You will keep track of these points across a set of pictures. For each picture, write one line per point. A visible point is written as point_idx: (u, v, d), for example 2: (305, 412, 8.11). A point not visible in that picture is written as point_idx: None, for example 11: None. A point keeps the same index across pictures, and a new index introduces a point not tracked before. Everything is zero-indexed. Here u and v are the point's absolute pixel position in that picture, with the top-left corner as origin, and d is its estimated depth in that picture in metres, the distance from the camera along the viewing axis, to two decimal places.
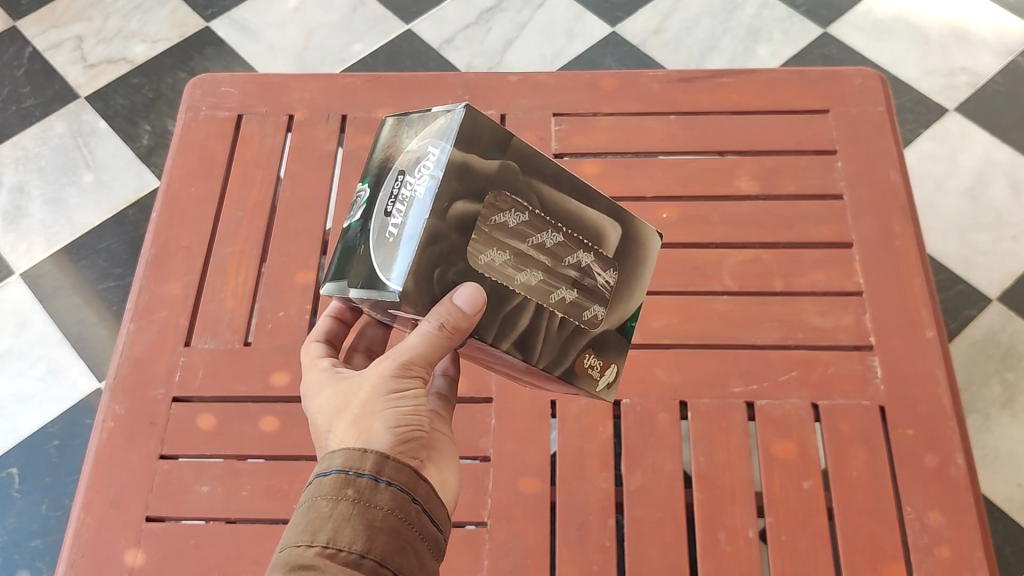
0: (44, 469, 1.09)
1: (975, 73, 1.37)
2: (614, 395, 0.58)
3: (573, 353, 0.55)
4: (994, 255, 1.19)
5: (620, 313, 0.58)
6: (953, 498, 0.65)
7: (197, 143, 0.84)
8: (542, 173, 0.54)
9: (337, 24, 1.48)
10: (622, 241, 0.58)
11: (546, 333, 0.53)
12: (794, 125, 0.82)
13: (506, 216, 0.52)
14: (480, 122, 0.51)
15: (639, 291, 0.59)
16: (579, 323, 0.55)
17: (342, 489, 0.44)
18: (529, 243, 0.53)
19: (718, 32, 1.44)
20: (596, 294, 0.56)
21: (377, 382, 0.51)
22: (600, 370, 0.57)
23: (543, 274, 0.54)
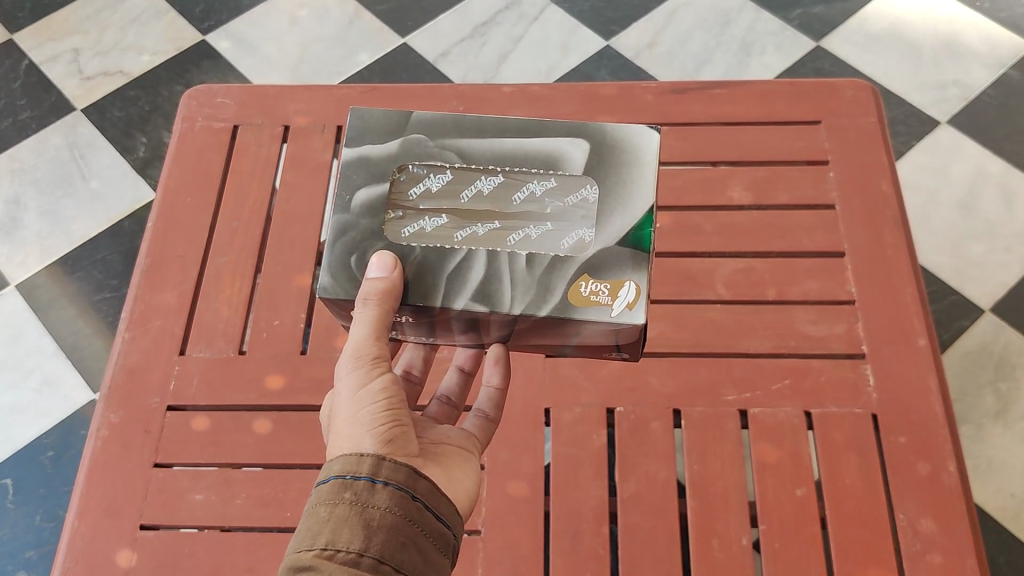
0: (38, 480, 1.09)
1: (967, 86, 1.38)
2: (641, 315, 0.53)
3: (558, 286, 0.54)
4: (987, 266, 1.20)
5: (619, 228, 0.56)
6: (945, 505, 0.65)
7: (192, 153, 0.84)
8: (453, 134, 0.60)
9: (333, 37, 1.49)
10: (589, 153, 0.59)
11: (511, 278, 0.55)
12: (786, 137, 0.83)
13: (423, 185, 0.58)
14: (369, 120, 0.60)
15: (640, 191, 0.57)
16: (558, 254, 0.55)
17: (340, 492, 0.45)
18: (464, 199, 0.58)
19: (712, 45, 1.45)
20: (575, 216, 0.57)
21: (343, 385, 0.53)
22: (611, 293, 0.54)
23: (495, 222, 0.57)
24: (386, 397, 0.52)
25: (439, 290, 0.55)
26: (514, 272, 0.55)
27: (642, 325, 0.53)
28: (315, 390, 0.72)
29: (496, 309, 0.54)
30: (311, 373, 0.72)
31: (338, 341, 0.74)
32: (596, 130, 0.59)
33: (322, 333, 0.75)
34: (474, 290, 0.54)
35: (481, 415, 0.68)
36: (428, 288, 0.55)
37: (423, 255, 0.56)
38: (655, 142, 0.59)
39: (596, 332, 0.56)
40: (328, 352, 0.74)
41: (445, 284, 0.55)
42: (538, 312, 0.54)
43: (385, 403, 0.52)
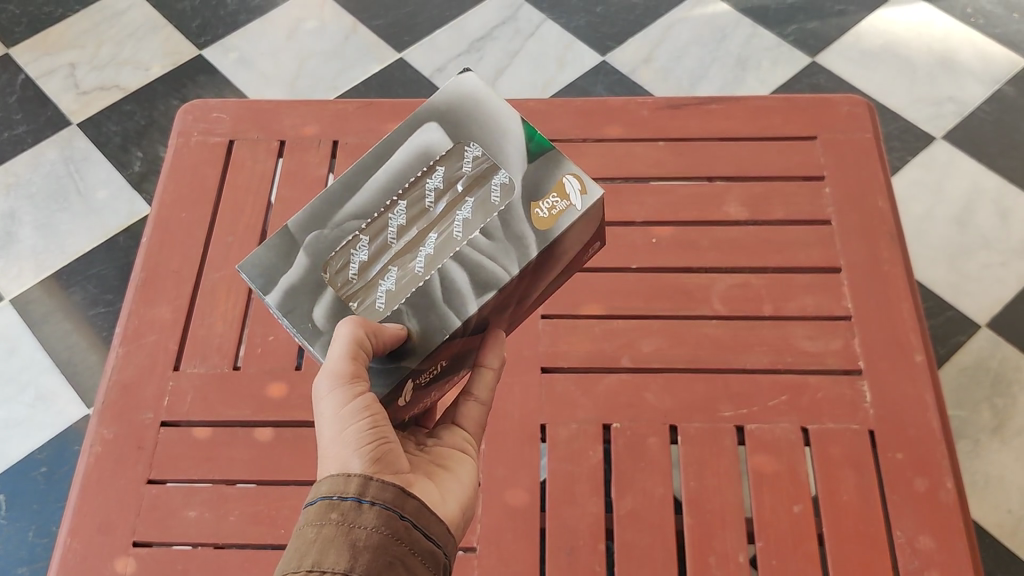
0: (32, 496, 1.08)
1: (962, 102, 1.38)
2: (595, 191, 0.58)
3: (525, 228, 0.57)
4: (984, 281, 1.20)
5: (518, 152, 0.59)
6: (943, 522, 0.64)
7: (188, 168, 0.84)
8: (333, 211, 0.59)
9: (330, 52, 1.49)
10: (443, 129, 0.62)
11: (487, 255, 0.56)
12: (782, 152, 0.83)
13: (352, 263, 0.57)
14: (265, 260, 0.57)
15: (508, 118, 0.61)
16: (502, 209, 0.58)
17: (327, 513, 0.44)
18: (395, 242, 0.57)
19: (708, 60, 1.46)
20: (482, 177, 0.59)
21: (321, 406, 0.50)
22: (561, 197, 0.58)
23: (433, 232, 0.57)
24: (369, 412, 0.49)
25: (447, 316, 0.54)
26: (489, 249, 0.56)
27: (602, 196, 0.58)
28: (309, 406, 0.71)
29: (502, 284, 0.55)
30: (306, 389, 0.72)
31: None
32: (422, 113, 0.63)
33: None
34: (476, 291, 0.55)
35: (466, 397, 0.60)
36: (434, 324, 0.54)
37: (412, 305, 0.55)
38: (474, 83, 0.63)
39: (568, 244, 0.59)
40: None
41: (450, 309, 0.54)
42: (532, 258, 0.56)
43: (367, 419, 0.49)
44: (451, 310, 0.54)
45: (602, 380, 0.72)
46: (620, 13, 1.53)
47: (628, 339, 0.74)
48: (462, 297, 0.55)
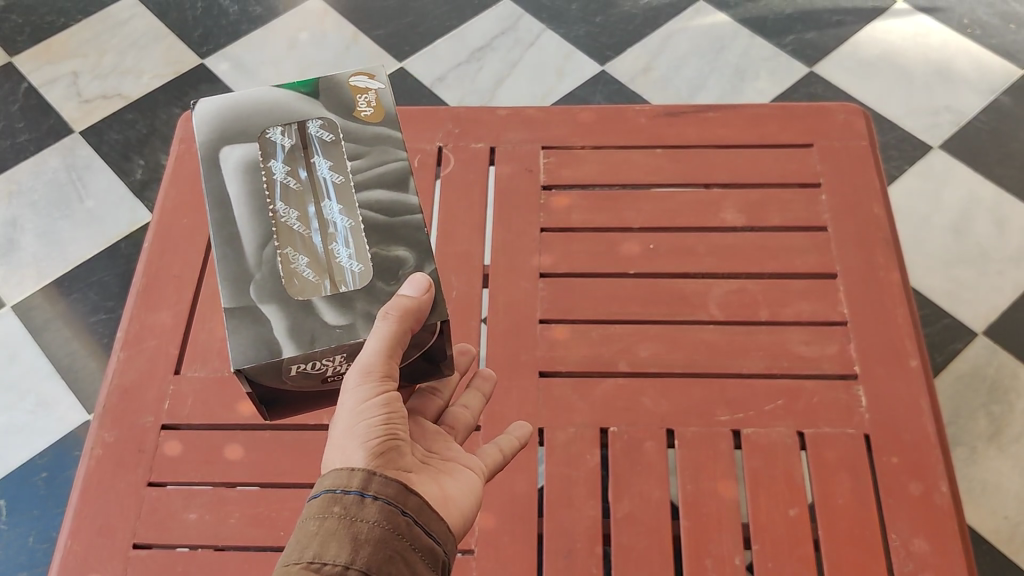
0: (32, 501, 1.09)
1: (958, 111, 1.39)
2: (380, 75, 0.67)
3: (374, 129, 0.63)
4: (980, 289, 1.21)
5: (308, 104, 0.65)
6: (937, 526, 0.65)
7: (189, 175, 0.85)
8: (244, 264, 0.57)
9: (331, 62, 1.50)
10: (243, 143, 0.62)
11: (374, 164, 0.61)
12: (779, 160, 0.84)
13: (300, 276, 0.57)
14: (250, 336, 0.53)
15: (273, 103, 0.65)
16: (347, 134, 0.63)
17: (329, 507, 0.44)
18: (317, 225, 0.59)
19: (706, 70, 1.47)
20: (313, 136, 0.63)
21: (345, 397, 0.51)
22: (365, 98, 0.65)
23: (330, 192, 0.61)
24: (388, 411, 0.51)
25: (405, 226, 0.58)
26: (374, 159, 0.61)
27: (381, 71, 0.68)
28: (309, 410, 0.72)
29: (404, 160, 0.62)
30: None
31: None
32: (206, 150, 0.62)
33: None
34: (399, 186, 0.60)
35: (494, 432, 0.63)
36: (407, 242, 0.58)
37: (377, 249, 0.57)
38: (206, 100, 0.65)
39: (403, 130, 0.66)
40: None
41: (401, 221, 0.59)
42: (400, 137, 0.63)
43: (385, 417, 0.51)
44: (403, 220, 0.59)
45: (600, 384, 0.72)
46: (619, 24, 1.54)
47: (625, 344, 0.74)
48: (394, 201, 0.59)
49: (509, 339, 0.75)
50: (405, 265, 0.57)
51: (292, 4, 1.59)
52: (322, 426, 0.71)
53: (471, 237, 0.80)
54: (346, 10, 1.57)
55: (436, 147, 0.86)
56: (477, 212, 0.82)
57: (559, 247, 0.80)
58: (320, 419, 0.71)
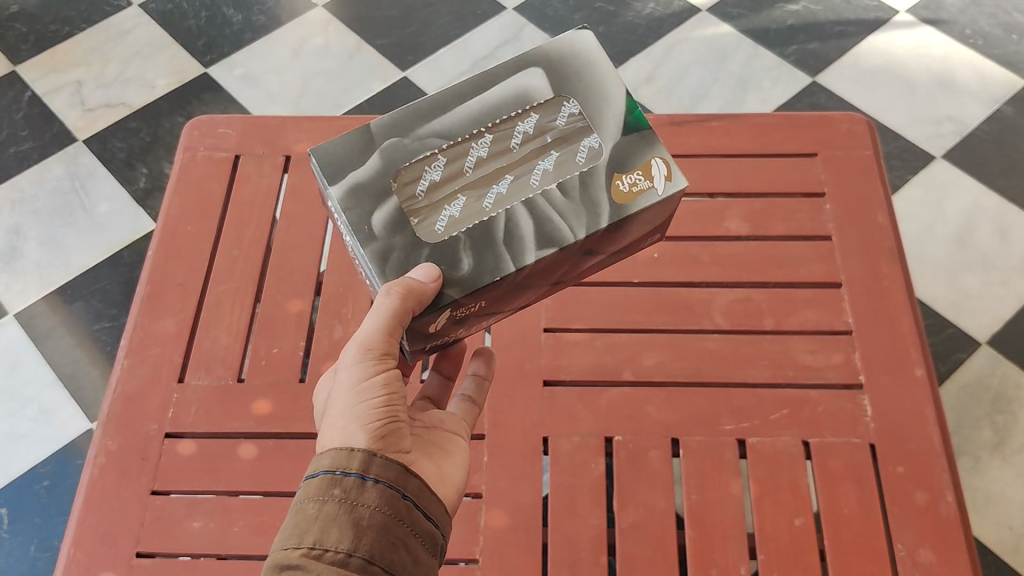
0: (34, 510, 1.08)
1: (961, 122, 1.39)
2: (681, 179, 0.57)
3: (602, 196, 0.56)
4: (983, 298, 1.20)
5: (615, 123, 0.59)
6: (942, 535, 0.65)
7: (193, 183, 0.85)
8: (418, 125, 0.60)
9: (335, 71, 1.50)
10: (545, 74, 0.63)
11: (560, 212, 0.56)
12: (783, 169, 0.84)
13: (425, 179, 0.58)
14: (339, 150, 0.58)
15: (610, 84, 0.61)
16: (583, 169, 0.58)
17: (329, 489, 0.44)
18: (470, 170, 0.59)
19: (709, 80, 1.47)
20: (574, 135, 0.60)
21: (347, 372, 0.53)
22: (645, 177, 0.57)
23: (509, 174, 0.59)
24: (387, 391, 0.52)
25: (503, 253, 0.54)
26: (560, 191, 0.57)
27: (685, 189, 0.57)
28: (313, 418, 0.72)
29: (563, 243, 0.54)
30: (309, 401, 0.72)
31: None
32: (543, 54, 0.63)
33: (321, 361, 0.75)
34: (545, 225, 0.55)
35: (465, 398, 0.66)
36: (485, 262, 0.54)
37: (471, 238, 0.55)
38: (584, 38, 0.64)
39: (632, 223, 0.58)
40: None
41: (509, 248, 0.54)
42: (596, 227, 0.55)
43: (385, 397, 0.52)
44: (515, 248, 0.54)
45: (604, 394, 0.72)
46: (622, 34, 1.54)
47: (630, 353, 0.74)
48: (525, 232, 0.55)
49: (513, 348, 0.75)
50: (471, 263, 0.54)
51: (295, 13, 1.60)
52: None
53: None
54: (349, 20, 1.58)
55: None
56: None
57: None
58: None
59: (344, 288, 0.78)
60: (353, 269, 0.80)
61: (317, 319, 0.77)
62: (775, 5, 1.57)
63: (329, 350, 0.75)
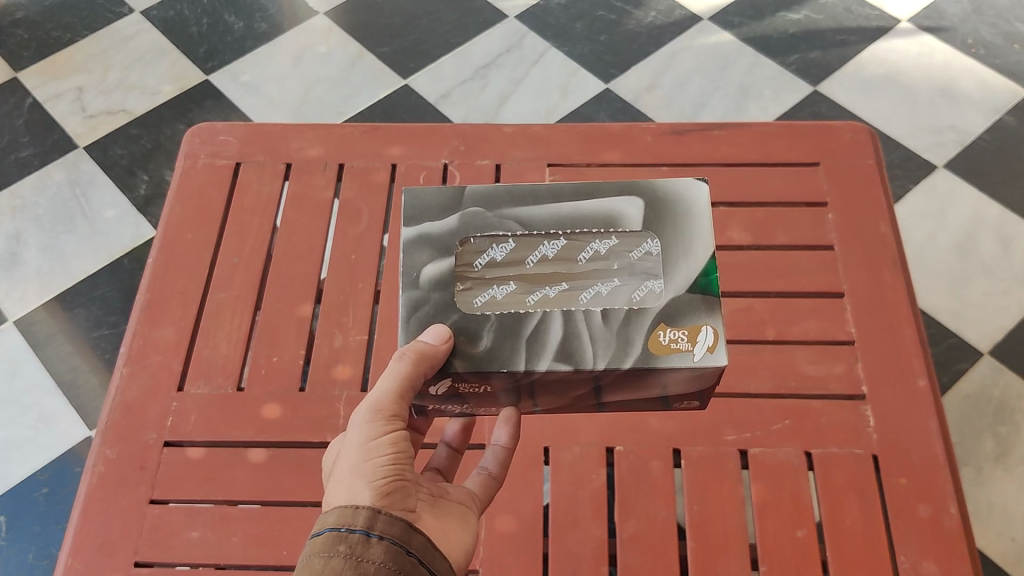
0: (32, 518, 1.08)
1: (962, 131, 1.39)
2: (722, 356, 0.54)
3: (639, 338, 0.55)
4: (985, 309, 1.20)
5: (687, 275, 0.57)
6: (947, 548, 0.64)
7: (195, 190, 0.85)
8: (509, 206, 0.61)
9: (336, 78, 1.50)
10: (644, 208, 0.61)
11: (590, 334, 0.55)
12: (784, 179, 0.84)
13: (488, 256, 0.60)
14: (430, 199, 0.62)
15: (698, 240, 0.59)
16: (634, 307, 0.56)
17: (335, 545, 0.43)
18: (531, 264, 0.59)
19: (711, 89, 1.47)
20: (641, 273, 0.59)
21: (355, 433, 0.52)
22: (689, 339, 0.55)
23: (562, 283, 0.59)
24: (394, 450, 0.51)
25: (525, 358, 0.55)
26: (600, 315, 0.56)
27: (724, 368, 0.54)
28: (312, 428, 0.71)
29: (581, 366, 0.54)
30: (309, 410, 0.72)
31: (336, 377, 0.74)
32: (663, 190, 0.62)
33: (322, 369, 0.74)
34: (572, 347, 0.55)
35: (482, 472, 0.62)
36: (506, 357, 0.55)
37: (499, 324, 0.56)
38: (704, 194, 0.62)
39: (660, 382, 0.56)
40: (326, 390, 0.73)
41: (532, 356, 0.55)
42: (620, 366, 0.54)
43: (393, 456, 0.51)
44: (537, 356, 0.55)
45: None
46: (623, 42, 1.54)
47: None
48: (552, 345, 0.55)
49: None
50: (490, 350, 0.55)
51: (297, 21, 1.60)
52: (325, 444, 0.71)
53: None
54: (350, 27, 1.58)
55: (441, 165, 0.86)
56: None
57: None
58: (324, 438, 0.71)
59: (344, 296, 0.78)
60: (353, 278, 0.79)
61: (318, 327, 0.77)
62: (777, 14, 1.57)
63: (330, 358, 0.75)
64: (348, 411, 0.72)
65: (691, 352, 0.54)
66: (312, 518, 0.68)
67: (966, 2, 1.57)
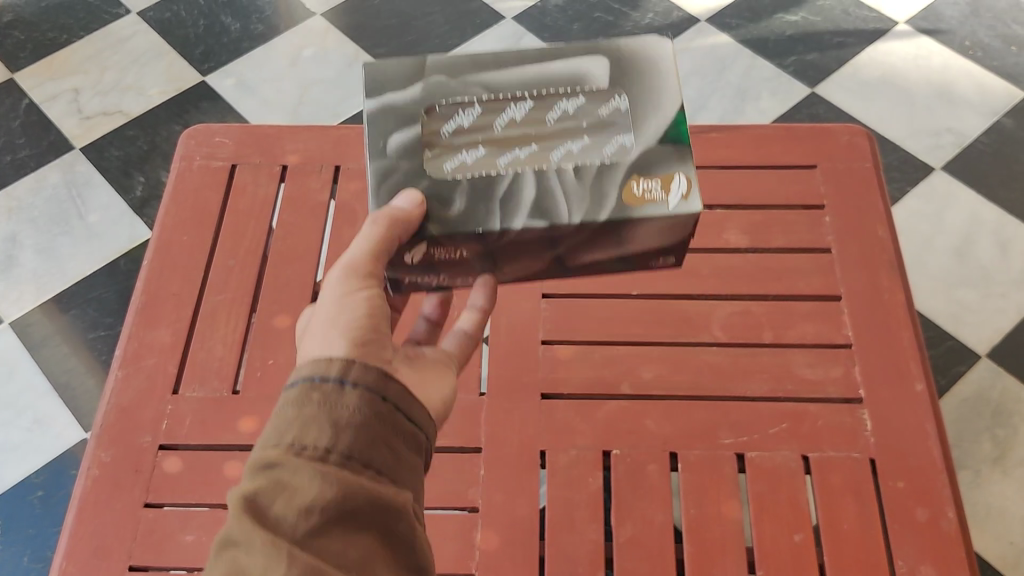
0: (28, 520, 1.07)
1: (960, 133, 1.39)
2: (696, 203, 0.55)
3: (612, 191, 0.56)
4: (983, 311, 1.20)
5: (655, 129, 0.58)
6: (945, 552, 0.64)
7: (190, 192, 0.85)
8: (472, 72, 0.61)
9: (333, 79, 1.50)
10: (609, 67, 0.61)
11: (563, 190, 0.56)
12: (782, 181, 0.84)
13: (455, 121, 0.59)
14: (394, 70, 0.61)
15: (665, 96, 0.59)
16: (606, 161, 0.57)
17: (309, 393, 0.46)
18: (498, 128, 0.59)
19: (708, 90, 1.47)
20: (609, 126, 0.59)
21: (329, 293, 0.54)
22: (663, 188, 0.56)
23: (532, 144, 0.58)
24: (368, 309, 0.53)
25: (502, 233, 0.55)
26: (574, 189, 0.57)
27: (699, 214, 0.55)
28: None
29: (555, 223, 0.55)
30: None
31: None
32: (628, 44, 0.62)
33: None
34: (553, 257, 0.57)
35: (459, 330, 0.65)
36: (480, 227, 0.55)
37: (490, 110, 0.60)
38: (666, 50, 0.62)
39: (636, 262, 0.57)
40: None
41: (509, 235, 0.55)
42: (595, 220, 0.55)
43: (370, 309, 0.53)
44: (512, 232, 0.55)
45: (602, 407, 0.71)
46: None
47: (628, 365, 0.74)
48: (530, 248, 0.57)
49: (511, 360, 0.74)
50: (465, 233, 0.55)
51: (294, 22, 1.60)
52: None
53: None
54: (347, 29, 1.58)
55: None
56: None
57: None
58: None
59: None
60: None
61: None
62: (774, 16, 1.57)
63: None
64: None
65: (665, 200, 0.55)
66: None
67: (963, 5, 1.57)
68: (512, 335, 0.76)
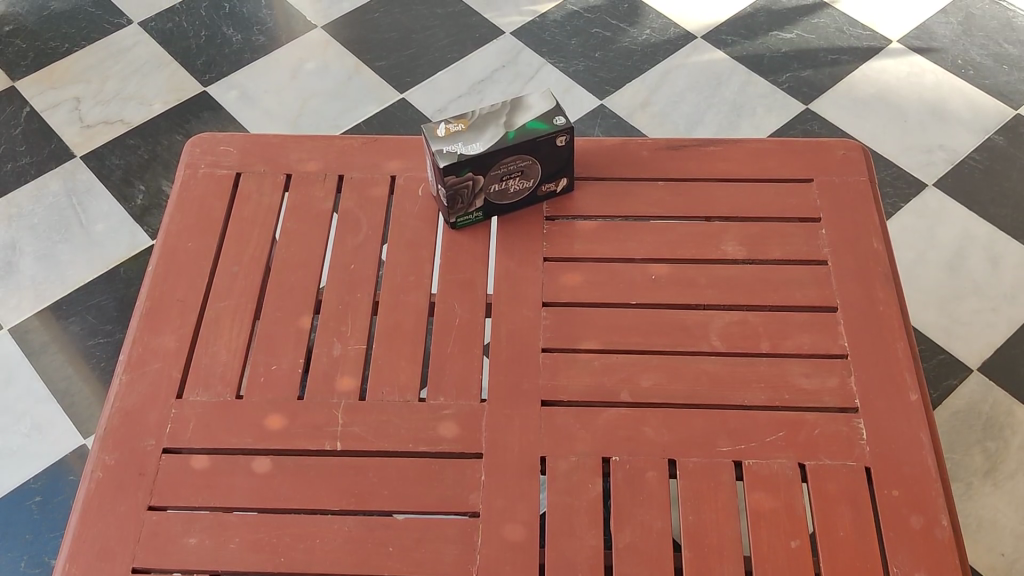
0: (24, 526, 1.07)
1: (952, 150, 1.41)
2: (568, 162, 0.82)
3: (538, 179, 0.82)
4: (973, 326, 1.21)
5: (557, 152, 0.80)
6: (938, 559, 0.65)
7: (194, 200, 0.86)
8: (477, 162, 0.76)
9: (333, 91, 1.51)
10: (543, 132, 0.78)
11: (519, 186, 0.81)
12: (779, 194, 0.85)
13: (470, 182, 0.78)
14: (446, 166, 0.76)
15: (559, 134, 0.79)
16: (535, 171, 0.81)
17: None
18: (488, 173, 0.78)
19: (704, 106, 1.48)
20: (539, 157, 0.79)
21: None
22: (557, 171, 0.83)
23: (506, 178, 0.80)
24: None
25: (461, 137, 0.77)
26: (521, 145, 0.77)
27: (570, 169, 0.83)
28: (310, 435, 0.71)
29: (518, 203, 0.83)
30: (307, 419, 0.72)
31: (335, 386, 0.74)
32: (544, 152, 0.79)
33: (319, 378, 0.75)
34: (500, 123, 0.78)
35: None
36: (445, 138, 0.77)
37: (487, 196, 0.80)
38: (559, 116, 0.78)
39: (539, 98, 0.80)
40: (324, 398, 0.74)
41: (463, 133, 0.77)
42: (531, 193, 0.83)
43: None
44: (465, 130, 0.77)
45: (602, 414, 0.72)
46: (618, 59, 1.56)
47: (627, 373, 0.75)
48: (491, 136, 0.77)
49: (511, 367, 0.75)
50: (438, 146, 0.76)
51: (294, 35, 1.61)
52: (323, 452, 0.71)
53: (474, 265, 0.81)
54: (347, 42, 1.59)
55: None
56: (480, 245, 0.83)
57: (566, 276, 0.80)
58: (322, 445, 0.71)
59: (343, 306, 0.79)
60: (351, 288, 0.80)
61: (316, 335, 0.78)
62: (769, 34, 1.59)
63: (328, 367, 0.75)
64: (346, 418, 0.72)
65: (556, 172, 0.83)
66: (308, 525, 0.68)
67: (955, 24, 1.60)
68: (512, 340, 0.77)
